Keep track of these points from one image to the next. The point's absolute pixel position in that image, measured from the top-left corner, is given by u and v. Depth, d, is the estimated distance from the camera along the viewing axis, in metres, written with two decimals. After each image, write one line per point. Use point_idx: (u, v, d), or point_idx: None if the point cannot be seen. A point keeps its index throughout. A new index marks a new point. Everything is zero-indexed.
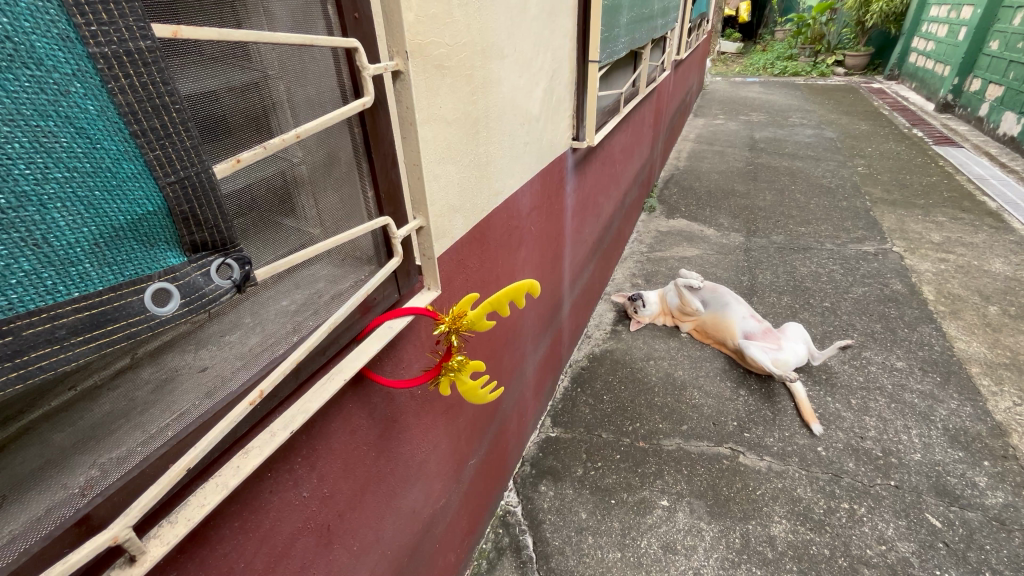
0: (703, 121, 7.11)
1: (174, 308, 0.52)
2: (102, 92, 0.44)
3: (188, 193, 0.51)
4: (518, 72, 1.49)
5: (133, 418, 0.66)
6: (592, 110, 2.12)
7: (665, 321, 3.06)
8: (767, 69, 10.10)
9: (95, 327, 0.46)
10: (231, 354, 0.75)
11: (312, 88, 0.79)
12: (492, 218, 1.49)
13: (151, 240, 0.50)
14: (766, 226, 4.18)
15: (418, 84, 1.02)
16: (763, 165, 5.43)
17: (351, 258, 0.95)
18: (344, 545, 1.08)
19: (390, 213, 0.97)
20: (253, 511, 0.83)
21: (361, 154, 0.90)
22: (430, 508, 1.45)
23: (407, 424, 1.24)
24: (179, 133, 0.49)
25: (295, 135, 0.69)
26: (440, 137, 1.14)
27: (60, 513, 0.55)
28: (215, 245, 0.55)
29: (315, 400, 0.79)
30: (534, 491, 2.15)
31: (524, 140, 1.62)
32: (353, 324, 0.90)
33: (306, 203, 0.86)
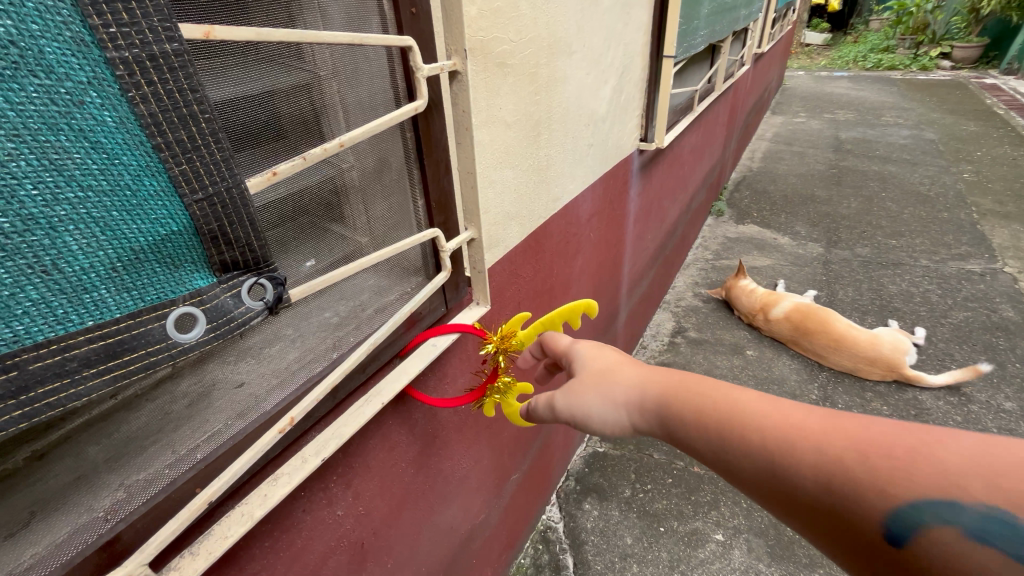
0: (782, 120, 6.59)
1: (200, 334, 0.48)
2: (122, 101, 0.39)
3: (217, 210, 0.47)
4: (585, 71, 1.39)
5: (164, 436, 0.63)
6: (663, 109, 1.97)
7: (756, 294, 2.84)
8: (858, 62, 9.22)
9: (110, 358, 0.42)
10: (268, 370, 0.72)
11: (365, 90, 0.74)
12: (550, 224, 1.40)
13: (176, 262, 0.46)
14: (850, 237, 3.81)
15: (477, 85, 0.95)
16: (848, 169, 4.97)
17: (398, 269, 0.90)
18: (379, 562, 1.04)
19: (440, 223, 0.91)
20: (284, 530, 0.79)
21: (412, 160, 0.84)
22: (468, 524, 1.39)
23: (449, 439, 1.19)
24: (210, 144, 0.45)
25: (339, 144, 0.62)
26: (499, 141, 1.06)
27: (82, 539, 0.53)
28: (247, 265, 0.52)
29: (350, 424, 0.74)
30: (578, 508, 2.05)
31: (587, 141, 1.51)
32: (396, 339, 0.86)
33: (356, 210, 0.81)
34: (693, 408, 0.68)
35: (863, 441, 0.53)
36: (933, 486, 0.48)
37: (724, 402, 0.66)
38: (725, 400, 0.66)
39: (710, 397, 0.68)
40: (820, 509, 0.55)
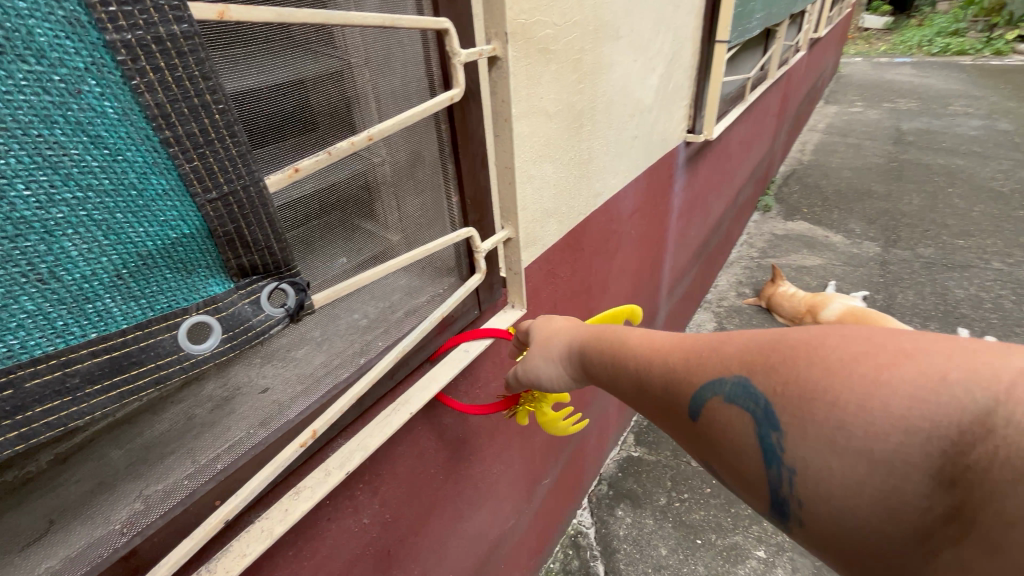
0: (837, 109, 6.19)
1: (215, 344, 0.44)
2: (124, 90, 0.35)
3: (232, 211, 0.43)
4: (632, 57, 1.30)
5: (187, 443, 0.60)
6: (713, 98, 1.84)
7: (799, 298, 2.71)
8: (924, 46, 8.57)
9: (116, 373, 0.39)
10: (293, 375, 0.69)
11: (398, 78, 0.69)
12: (590, 221, 1.32)
13: (189, 267, 0.42)
14: (911, 236, 3.55)
15: (518, 72, 0.88)
16: (910, 162, 4.63)
17: (431, 269, 0.85)
18: (405, 569, 1.00)
19: (475, 221, 0.86)
20: (308, 539, 0.76)
21: (447, 154, 0.79)
22: (497, 530, 1.34)
23: (479, 444, 1.15)
24: (224, 138, 0.40)
25: (368, 138, 0.57)
26: (539, 133, 1.00)
27: (96, 553, 0.51)
28: (267, 269, 0.47)
29: (376, 435, 0.70)
30: (610, 514, 1.98)
31: (632, 133, 1.42)
32: (426, 344, 0.81)
33: (388, 207, 0.77)
34: (602, 346, 0.65)
35: (728, 355, 0.49)
36: (778, 384, 0.44)
37: (627, 337, 0.62)
38: (631, 333, 0.63)
39: (619, 331, 0.65)
40: (706, 441, 0.51)
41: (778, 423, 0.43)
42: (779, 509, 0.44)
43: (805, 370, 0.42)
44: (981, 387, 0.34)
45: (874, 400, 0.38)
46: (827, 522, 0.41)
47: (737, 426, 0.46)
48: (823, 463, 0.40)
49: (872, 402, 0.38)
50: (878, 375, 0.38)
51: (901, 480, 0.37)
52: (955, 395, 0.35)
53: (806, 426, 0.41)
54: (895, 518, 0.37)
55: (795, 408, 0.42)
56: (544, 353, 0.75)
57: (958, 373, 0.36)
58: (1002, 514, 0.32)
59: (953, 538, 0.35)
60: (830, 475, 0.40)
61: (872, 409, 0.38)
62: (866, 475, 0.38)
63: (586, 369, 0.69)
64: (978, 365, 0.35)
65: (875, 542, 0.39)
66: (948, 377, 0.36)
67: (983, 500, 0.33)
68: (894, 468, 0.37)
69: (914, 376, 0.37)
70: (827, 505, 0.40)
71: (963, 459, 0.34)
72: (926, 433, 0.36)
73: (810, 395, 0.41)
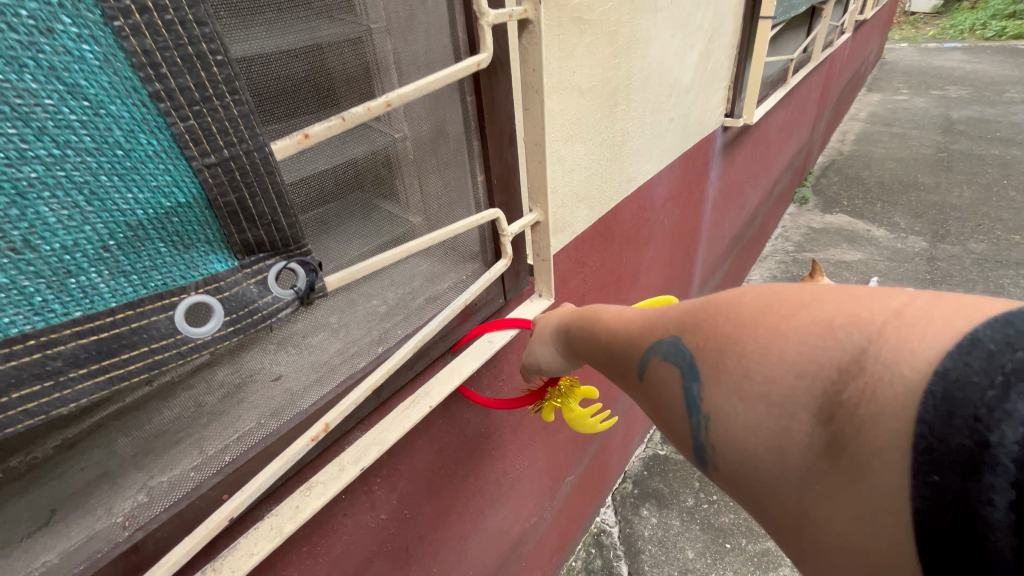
0: (880, 96, 5.87)
1: (217, 327, 0.40)
2: (106, 34, 0.31)
3: (234, 179, 0.38)
4: (671, 32, 1.21)
5: (194, 432, 0.57)
6: (754, 80, 1.73)
7: None
8: (975, 30, 8.06)
9: (104, 357, 0.35)
10: (307, 363, 0.65)
11: (422, 45, 0.63)
12: (621, 208, 1.25)
13: (186, 241, 0.38)
14: (961, 231, 3.34)
15: (549, 44, 0.82)
16: (960, 153, 4.37)
17: (454, 254, 0.80)
18: (423, 567, 0.97)
19: (502, 203, 0.80)
20: (322, 535, 0.73)
21: (472, 130, 0.73)
22: (518, 527, 1.30)
23: (502, 440, 1.10)
24: (222, 94, 0.36)
25: (386, 103, 0.50)
26: (570, 111, 0.93)
27: (96, 547, 0.48)
28: (275, 245, 0.43)
29: (394, 428, 0.66)
30: (634, 514, 1.91)
31: (668, 115, 1.34)
32: (448, 332, 0.77)
33: (409, 186, 0.73)
34: (580, 321, 0.63)
35: (669, 317, 0.47)
36: (703, 336, 0.42)
37: (602, 311, 0.61)
38: (606, 310, 0.60)
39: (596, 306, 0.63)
40: (648, 400, 0.49)
41: (698, 374, 0.41)
42: (699, 465, 0.43)
43: (723, 322, 0.41)
44: (859, 328, 0.33)
45: (773, 346, 0.36)
46: (733, 472, 0.39)
47: (666, 384, 0.44)
48: (729, 409, 0.38)
49: (771, 348, 0.36)
50: (779, 324, 0.37)
51: (788, 421, 0.35)
52: (839, 337, 0.34)
53: (717, 377, 0.39)
54: (782, 462, 0.35)
55: (711, 359, 0.40)
56: (542, 336, 0.74)
57: (843, 318, 0.34)
58: (866, 447, 0.31)
59: (820, 477, 0.33)
60: (736, 421, 0.38)
61: (770, 355, 0.36)
62: (762, 418, 0.36)
63: (571, 348, 0.67)
64: (859, 309, 0.34)
65: (772, 492, 0.37)
66: (834, 323, 0.34)
67: (852, 440, 0.32)
68: (783, 410, 0.35)
69: (810, 322, 0.36)
70: (732, 451, 0.38)
71: (838, 398, 0.33)
72: (812, 375, 0.34)
73: (724, 344, 0.39)
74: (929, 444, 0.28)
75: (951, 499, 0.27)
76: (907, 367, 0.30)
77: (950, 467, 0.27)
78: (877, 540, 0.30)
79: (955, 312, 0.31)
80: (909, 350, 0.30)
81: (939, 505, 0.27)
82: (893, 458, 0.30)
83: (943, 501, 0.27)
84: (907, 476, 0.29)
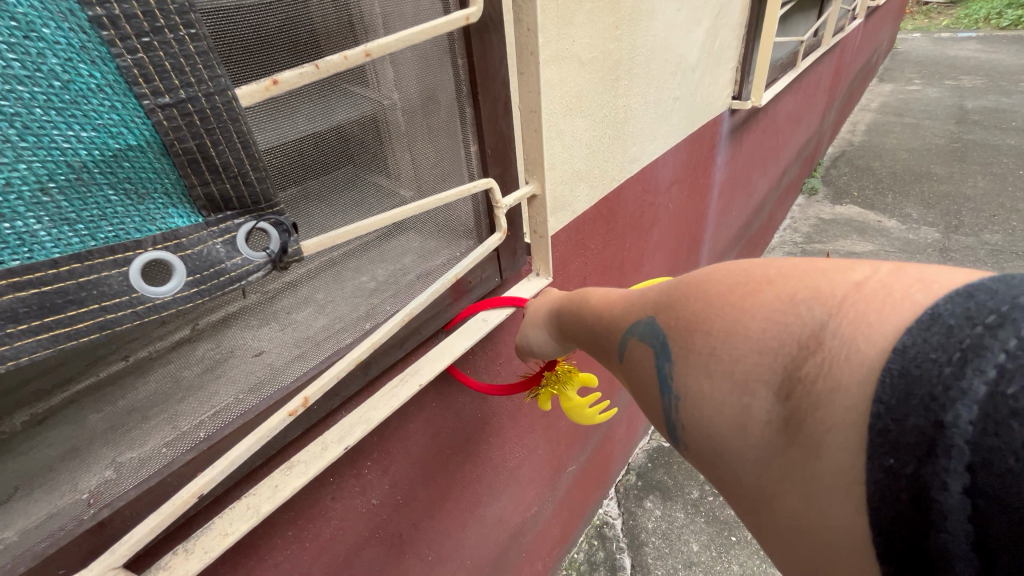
0: (892, 86, 5.75)
1: (178, 288, 0.37)
2: None
3: (194, 123, 0.36)
4: (676, 6, 1.17)
5: (169, 407, 0.54)
6: (763, 62, 1.69)
7: None
8: (990, 19, 7.90)
9: (47, 312, 0.31)
10: (291, 338, 0.62)
11: (410, 4, 0.60)
12: (625, 189, 1.21)
13: (140, 189, 0.35)
14: (975, 221, 3.27)
15: (547, 9, 0.78)
16: (975, 143, 4.28)
17: (448, 229, 0.77)
18: (418, 555, 0.94)
19: (497, 176, 0.77)
20: (310, 519, 0.70)
21: (465, 97, 0.69)
22: (518, 517, 1.27)
23: (500, 426, 1.07)
24: (176, 27, 0.33)
25: (365, 53, 0.47)
26: (570, 83, 0.89)
27: (58, 524, 0.45)
28: (243, 201, 0.40)
29: (381, 407, 0.63)
30: (638, 506, 1.88)
31: (673, 93, 1.30)
32: (441, 310, 0.73)
33: (400, 155, 0.69)
34: (569, 307, 0.62)
35: (647, 299, 0.47)
36: (673, 319, 0.42)
37: (590, 296, 0.60)
38: (595, 294, 0.60)
39: (586, 292, 0.62)
40: (628, 382, 0.49)
41: (669, 354, 0.41)
42: (674, 443, 0.43)
43: (691, 303, 0.41)
44: (821, 303, 0.32)
45: (740, 325, 0.36)
46: (701, 450, 0.39)
47: (642, 364, 0.45)
48: (696, 387, 0.38)
49: (736, 326, 0.36)
50: (746, 302, 0.37)
51: (750, 398, 0.35)
52: (800, 313, 0.33)
53: (688, 355, 0.39)
54: (743, 440, 0.35)
55: (682, 338, 0.40)
56: (533, 321, 0.72)
57: (805, 293, 0.34)
58: (822, 422, 0.30)
59: (780, 454, 0.33)
60: (700, 399, 0.38)
61: (735, 333, 0.36)
62: (726, 396, 0.36)
63: (562, 334, 0.66)
64: (821, 284, 0.33)
65: (736, 470, 0.36)
66: (796, 299, 0.34)
67: (808, 415, 0.31)
68: (745, 387, 0.35)
69: (774, 300, 0.35)
70: (699, 430, 0.39)
71: (797, 373, 0.32)
72: (773, 352, 0.34)
73: (692, 324, 0.40)
74: (884, 425, 0.27)
75: (907, 482, 0.26)
76: (862, 342, 0.29)
77: (906, 451, 0.26)
78: (828, 519, 0.30)
79: (917, 284, 0.30)
80: (866, 325, 0.30)
81: (891, 484, 0.26)
82: (849, 435, 0.28)
83: (896, 482, 0.26)
84: (862, 457, 0.28)
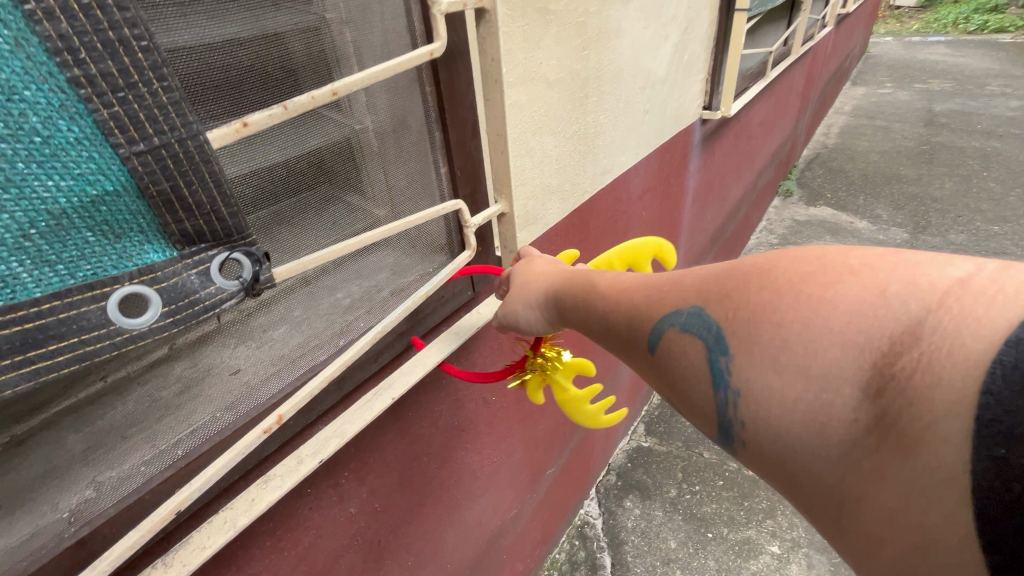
0: (865, 89, 5.91)
1: (155, 318, 0.39)
2: (18, 17, 0.30)
3: (167, 167, 0.38)
4: (643, 24, 1.21)
5: (148, 426, 0.57)
6: (731, 74, 1.75)
7: None
8: (957, 25, 8.15)
9: (29, 348, 0.34)
10: (266, 356, 0.64)
11: (378, 35, 0.63)
12: (597, 200, 1.26)
13: (118, 230, 0.38)
14: (941, 222, 3.40)
15: (512, 35, 0.81)
16: (942, 145, 4.43)
17: (422, 246, 0.80)
18: (397, 560, 0.97)
19: (467, 195, 0.80)
20: (288, 529, 0.73)
21: (434, 122, 0.72)
22: (497, 520, 1.31)
23: (477, 433, 1.10)
24: (150, 82, 0.36)
25: (332, 92, 0.50)
26: (538, 102, 0.93)
27: (41, 543, 0.47)
28: (216, 234, 0.42)
29: (355, 420, 0.66)
30: (618, 506, 1.93)
31: (643, 107, 1.34)
32: (414, 324, 0.77)
33: (373, 177, 0.72)
34: (575, 290, 0.63)
35: (688, 289, 0.48)
36: (728, 310, 0.43)
37: (600, 281, 0.61)
38: (605, 279, 0.61)
39: (593, 276, 0.63)
40: (663, 374, 0.51)
41: (727, 346, 0.43)
42: (725, 437, 0.44)
43: (754, 295, 0.42)
44: (918, 298, 0.34)
45: (817, 318, 0.37)
46: (769, 446, 0.40)
47: (687, 356, 0.46)
48: (763, 382, 0.40)
49: (814, 319, 0.37)
50: (826, 294, 0.38)
51: (833, 395, 0.36)
52: (891, 306, 0.35)
53: (755, 347, 0.41)
54: (824, 435, 0.37)
55: (743, 332, 0.42)
56: (522, 298, 0.72)
57: (898, 287, 0.35)
58: (923, 416, 0.32)
59: (871, 450, 0.35)
60: (766, 392, 0.40)
61: (813, 324, 0.37)
62: (802, 392, 0.38)
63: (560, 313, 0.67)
64: (917, 278, 0.35)
65: (806, 462, 0.38)
66: (887, 292, 0.35)
67: (906, 407, 0.33)
68: (826, 381, 0.37)
69: (857, 291, 0.37)
70: (765, 423, 0.40)
71: (890, 367, 0.34)
72: (859, 345, 0.35)
73: (758, 317, 0.41)
74: (993, 415, 0.28)
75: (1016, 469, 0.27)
76: (969, 335, 0.31)
77: (1016, 439, 0.28)
78: (927, 512, 0.31)
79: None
80: (971, 319, 0.31)
81: (998, 474, 0.28)
82: (954, 426, 0.30)
83: (1002, 470, 0.28)
84: (968, 448, 0.29)
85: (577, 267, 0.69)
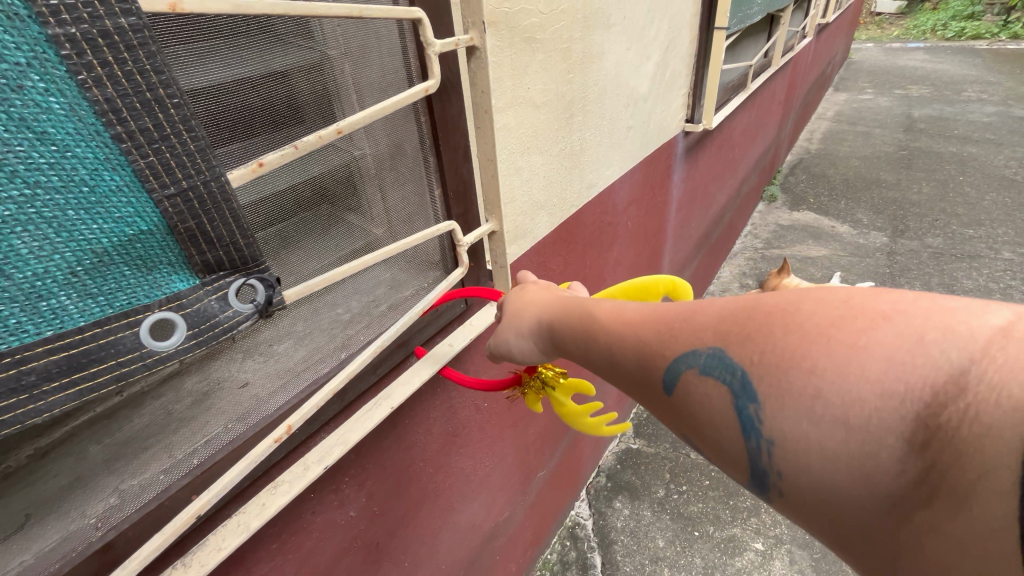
0: (846, 95, 6.06)
1: (181, 341, 0.44)
2: (71, 86, 0.35)
3: (193, 207, 0.43)
4: (625, 45, 1.27)
5: (165, 438, 0.61)
6: (712, 89, 1.82)
7: None
8: (935, 32, 8.38)
9: (74, 370, 0.38)
10: (273, 369, 0.69)
11: (377, 70, 0.68)
12: (583, 213, 1.31)
13: (150, 263, 0.42)
14: (919, 226, 3.51)
15: (500, 63, 0.87)
16: (920, 150, 4.57)
17: (417, 263, 0.85)
18: (394, 561, 1.01)
19: (459, 214, 0.85)
20: (292, 533, 0.77)
21: (428, 147, 0.78)
22: (490, 522, 1.35)
23: (469, 438, 1.15)
24: (180, 134, 0.40)
25: (337, 130, 0.55)
26: (526, 124, 0.98)
27: (69, 548, 0.51)
28: (234, 263, 0.47)
29: (356, 429, 0.70)
30: (607, 506, 1.98)
31: (627, 123, 1.40)
32: (411, 337, 0.81)
33: (372, 200, 0.77)
34: (573, 321, 0.63)
35: (704, 323, 0.47)
36: (752, 355, 0.42)
37: (597, 312, 0.60)
38: (603, 309, 0.60)
39: (589, 306, 0.62)
40: (679, 414, 0.49)
41: (755, 394, 0.41)
42: (756, 484, 0.43)
43: (783, 337, 0.40)
44: (959, 347, 0.33)
45: (853, 364, 0.36)
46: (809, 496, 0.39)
47: (709, 399, 0.45)
48: (800, 433, 0.38)
49: (851, 367, 0.36)
50: (855, 340, 0.37)
51: (876, 447, 0.35)
52: (931, 354, 0.34)
53: (785, 397, 0.39)
54: (871, 487, 0.36)
55: (771, 378, 0.40)
56: (516, 327, 0.73)
57: (935, 334, 0.34)
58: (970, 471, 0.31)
59: (920, 505, 0.34)
60: (805, 445, 0.38)
61: (850, 373, 0.36)
62: (843, 446, 0.36)
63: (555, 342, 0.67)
64: (955, 325, 0.34)
65: (851, 510, 0.37)
66: (925, 338, 0.34)
67: (955, 460, 0.32)
68: (871, 436, 0.35)
69: (893, 335, 0.35)
70: (803, 473, 0.39)
71: (935, 420, 0.33)
72: (900, 396, 0.34)
73: (786, 362, 0.39)
74: None
75: None
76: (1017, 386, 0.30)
77: None
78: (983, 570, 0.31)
79: None
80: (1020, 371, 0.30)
81: None
82: (1004, 479, 0.30)
83: None
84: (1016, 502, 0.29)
85: (570, 295, 0.69)
